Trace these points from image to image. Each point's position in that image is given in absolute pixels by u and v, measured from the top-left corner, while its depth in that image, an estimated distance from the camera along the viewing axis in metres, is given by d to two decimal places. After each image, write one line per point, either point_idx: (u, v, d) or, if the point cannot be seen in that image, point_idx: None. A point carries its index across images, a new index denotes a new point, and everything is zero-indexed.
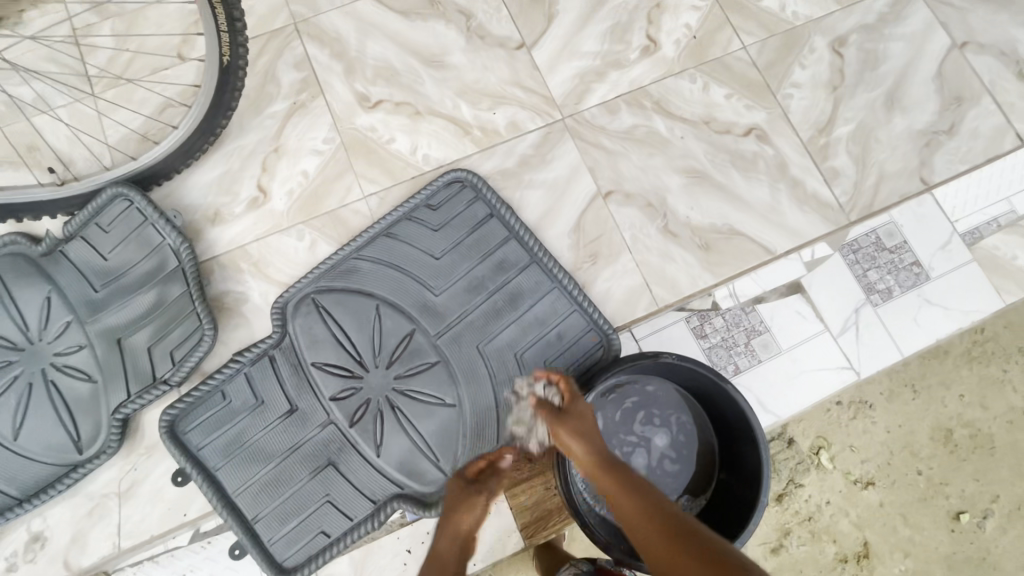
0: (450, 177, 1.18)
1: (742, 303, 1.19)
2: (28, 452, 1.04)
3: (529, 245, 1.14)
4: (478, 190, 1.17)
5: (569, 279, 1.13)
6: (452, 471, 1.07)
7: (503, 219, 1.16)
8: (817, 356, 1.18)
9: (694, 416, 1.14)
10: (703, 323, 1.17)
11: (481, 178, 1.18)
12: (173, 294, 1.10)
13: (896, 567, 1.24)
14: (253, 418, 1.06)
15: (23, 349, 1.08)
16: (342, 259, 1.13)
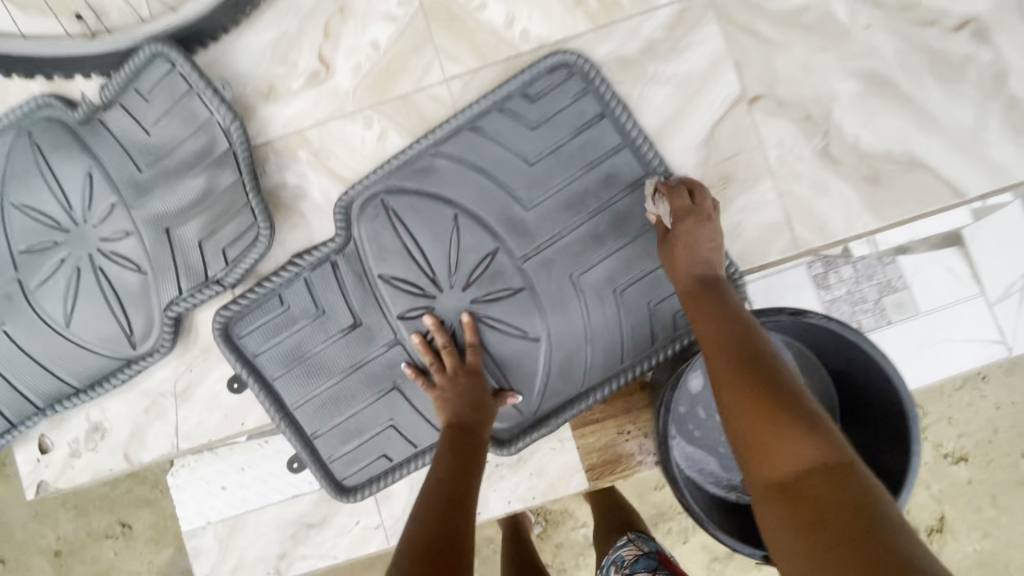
0: (555, 60, 0.92)
1: (881, 253, 0.95)
2: (81, 341, 0.97)
3: (647, 158, 0.91)
4: (590, 80, 0.92)
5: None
6: (530, 409, 0.97)
7: (618, 121, 0.92)
8: (960, 325, 0.95)
9: (816, 383, 0.97)
10: (829, 272, 0.94)
11: (594, 65, 0.93)
12: (224, 182, 0.95)
13: (967, 546, 1.17)
14: (313, 329, 0.95)
15: (68, 230, 0.98)
16: (417, 155, 0.94)
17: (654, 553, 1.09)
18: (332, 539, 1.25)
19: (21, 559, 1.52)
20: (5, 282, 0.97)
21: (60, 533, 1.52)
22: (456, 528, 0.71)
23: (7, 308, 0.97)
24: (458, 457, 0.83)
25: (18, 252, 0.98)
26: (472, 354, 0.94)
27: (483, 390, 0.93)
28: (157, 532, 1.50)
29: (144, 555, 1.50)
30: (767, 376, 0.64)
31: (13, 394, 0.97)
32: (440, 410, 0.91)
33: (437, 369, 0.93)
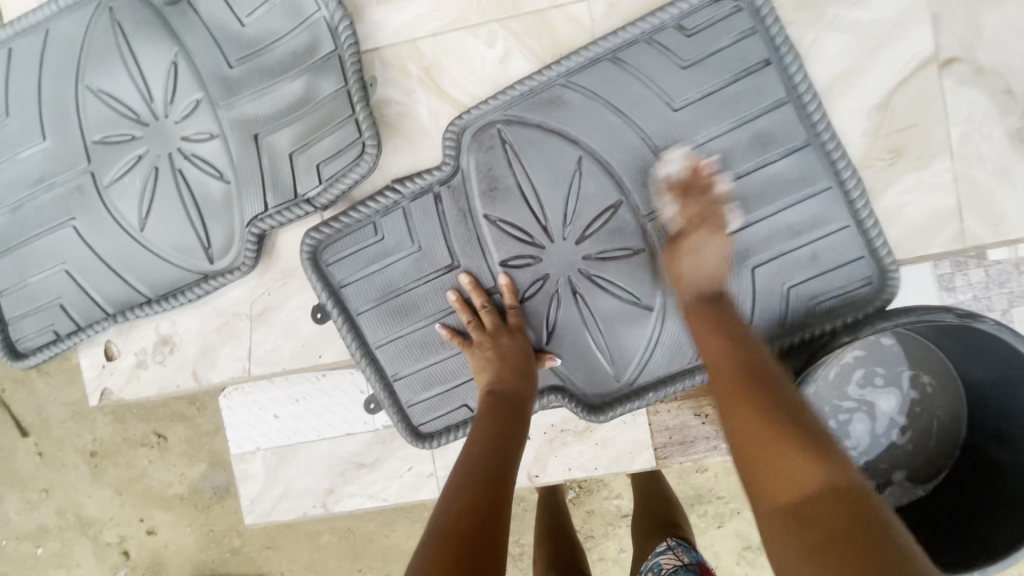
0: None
1: (1018, 259, 0.83)
2: (155, 249, 0.90)
3: (813, 119, 0.80)
4: (760, 19, 0.80)
5: (855, 180, 0.80)
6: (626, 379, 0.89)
7: (785, 71, 0.80)
8: None
9: (943, 393, 0.87)
10: (956, 272, 0.84)
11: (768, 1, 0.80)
12: (325, 91, 0.84)
13: None
14: (407, 266, 0.87)
15: (148, 125, 0.89)
16: (545, 84, 0.84)
17: (694, 566, 0.95)
18: (381, 482, 1.21)
19: (56, 455, 1.52)
20: (77, 174, 0.90)
21: (97, 434, 1.51)
22: (493, 508, 0.64)
23: (78, 203, 0.90)
24: (498, 428, 0.75)
25: (92, 143, 0.89)
26: (513, 315, 0.86)
27: (526, 353, 0.84)
28: (191, 447, 1.49)
29: (179, 467, 1.49)
30: (773, 407, 0.65)
31: (82, 296, 0.92)
32: (479, 373, 0.83)
33: (476, 329, 0.85)
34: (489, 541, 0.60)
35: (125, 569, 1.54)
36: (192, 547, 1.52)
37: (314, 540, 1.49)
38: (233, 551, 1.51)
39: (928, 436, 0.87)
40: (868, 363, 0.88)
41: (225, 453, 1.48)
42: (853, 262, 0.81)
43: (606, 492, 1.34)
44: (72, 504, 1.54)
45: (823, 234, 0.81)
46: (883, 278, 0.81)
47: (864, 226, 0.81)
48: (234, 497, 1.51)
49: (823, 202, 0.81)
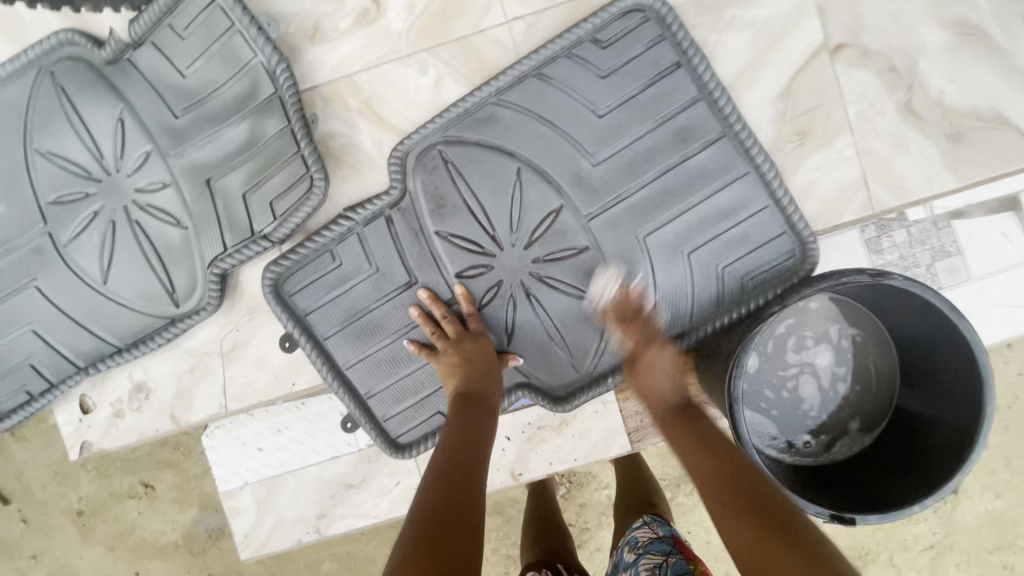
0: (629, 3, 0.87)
1: (935, 218, 0.91)
2: (120, 299, 0.92)
3: (723, 111, 0.87)
4: (666, 26, 0.87)
5: (768, 165, 0.88)
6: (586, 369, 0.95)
7: (694, 71, 0.87)
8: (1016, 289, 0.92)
9: (873, 344, 0.95)
10: (881, 235, 0.91)
11: (671, 9, 0.87)
12: (269, 131, 0.89)
13: (981, 506, 1.21)
14: (368, 287, 0.91)
15: (100, 181, 0.92)
16: (478, 103, 0.89)
17: (669, 537, 0.99)
18: (371, 500, 1.24)
19: (42, 519, 1.51)
20: (35, 236, 0.92)
21: (82, 492, 1.50)
22: (464, 500, 0.70)
23: (39, 264, 0.92)
24: (468, 427, 0.81)
25: (47, 204, 0.92)
26: (475, 322, 0.91)
27: (491, 355, 0.89)
28: (179, 492, 1.49)
29: (169, 515, 1.49)
30: (739, 491, 0.71)
31: (51, 353, 0.94)
32: (448, 379, 0.88)
33: (441, 339, 0.89)
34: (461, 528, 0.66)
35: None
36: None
37: (315, 569, 1.50)
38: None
39: (867, 386, 0.95)
40: (805, 326, 0.94)
41: (215, 494, 1.49)
42: (776, 238, 0.89)
43: (591, 482, 1.39)
44: (64, 566, 1.52)
45: (747, 215, 0.89)
46: (803, 250, 0.89)
47: (782, 204, 0.89)
48: (229, 537, 1.51)
49: (743, 187, 0.88)
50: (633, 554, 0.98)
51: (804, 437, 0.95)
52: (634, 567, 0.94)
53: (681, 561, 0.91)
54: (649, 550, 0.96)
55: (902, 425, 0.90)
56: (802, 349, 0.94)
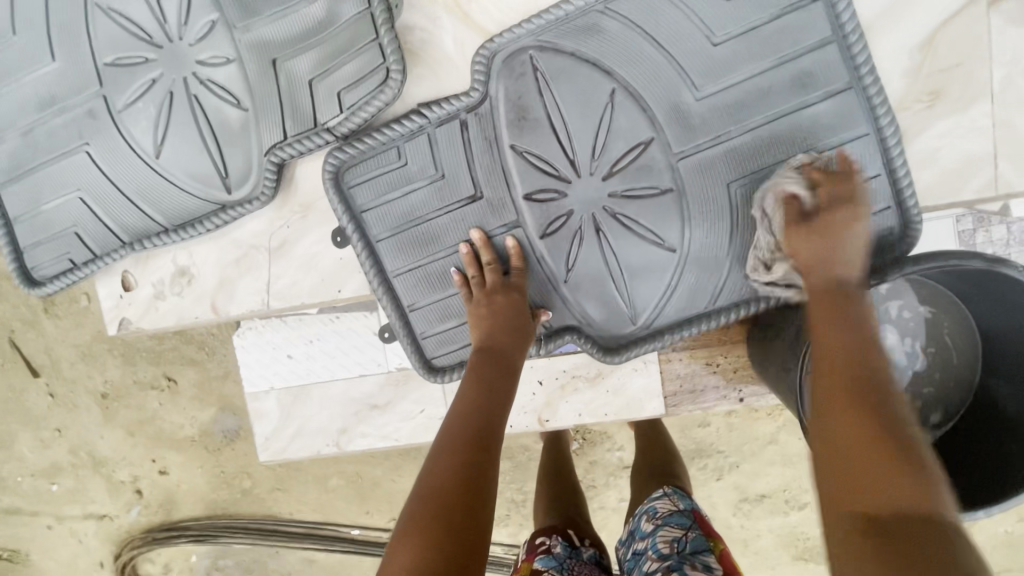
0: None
1: None
2: (170, 177, 0.88)
3: (856, 59, 0.78)
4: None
5: (893, 130, 0.79)
6: (643, 320, 0.89)
7: (832, 8, 0.78)
8: None
9: (947, 314, 0.88)
10: (978, 229, 0.84)
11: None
12: (345, 14, 0.80)
13: (1012, 527, 1.17)
14: (430, 194, 0.85)
15: (161, 48, 0.86)
16: (584, 9, 0.81)
17: (690, 511, 0.92)
18: (394, 423, 1.24)
19: (68, 395, 1.54)
20: (89, 98, 0.88)
21: (108, 376, 1.52)
22: (472, 467, 0.68)
23: (92, 128, 0.88)
24: (489, 386, 0.78)
25: (105, 65, 0.87)
26: (518, 277, 0.87)
27: (521, 313, 0.84)
28: (201, 390, 1.51)
29: (189, 410, 1.51)
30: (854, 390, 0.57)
31: (97, 224, 0.91)
32: (474, 329, 0.85)
33: (478, 285, 0.86)
34: (466, 502, 0.64)
35: (140, 506, 1.58)
36: (203, 487, 1.56)
37: (322, 483, 1.53)
38: (244, 491, 1.55)
39: (944, 371, 0.88)
40: (882, 313, 0.88)
41: (236, 396, 1.51)
42: (878, 212, 0.81)
43: (608, 442, 1.37)
44: (85, 443, 1.56)
45: (855, 181, 0.81)
46: (906, 228, 0.81)
47: (896, 176, 0.80)
48: (243, 441, 1.53)
49: (856, 149, 0.80)
50: (651, 523, 0.92)
51: None
52: (651, 540, 0.89)
53: (702, 537, 0.88)
54: (668, 522, 0.90)
55: (983, 420, 0.83)
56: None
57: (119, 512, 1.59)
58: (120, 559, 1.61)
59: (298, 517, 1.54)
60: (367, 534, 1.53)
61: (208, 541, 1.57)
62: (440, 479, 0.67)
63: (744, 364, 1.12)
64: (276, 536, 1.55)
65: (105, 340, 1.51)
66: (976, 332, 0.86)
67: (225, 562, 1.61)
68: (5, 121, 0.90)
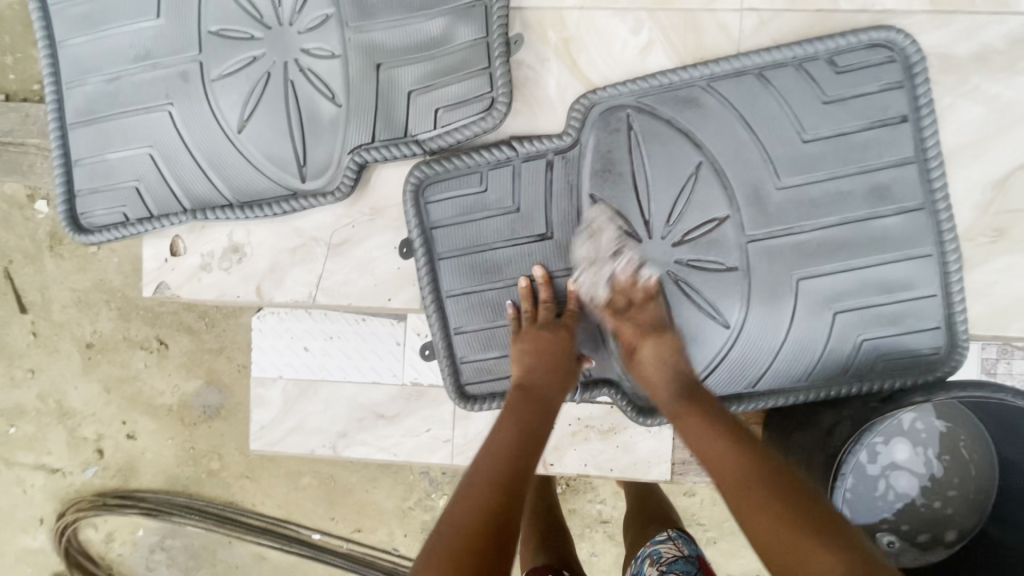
0: (880, 36, 0.81)
1: None
2: (247, 154, 0.88)
3: (933, 183, 0.81)
4: (910, 75, 0.81)
5: (955, 255, 0.82)
6: None
7: (919, 131, 0.81)
8: None
9: (963, 429, 0.89)
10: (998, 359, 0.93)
11: (923, 59, 0.81)
12: (462, 38, 0.83)
13: None
14: (502, 224, 0.86)
15: (270, 28, 0.86)
16: (687, 82, 0.84)
17: (695, 558, 0.93)
18: (396, 437, 1.20)
19: (51, 337, 1.46)
20: (185, 61, 0.88)
21: (98, 326, 1.45)
22: (501, 512, 0.64)
23: (180, 90, 0.88)
24: (524, 419, 0.75)
25: (208, 33, 0.87)
26: (572, 319, 0.86)
27: (568, 356, 0.84)
28: (193, 360, 1.45)
29: (173, 378, 1.44)
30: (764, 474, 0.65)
31: (161, 184, 0.89)
32: (517, 365, 0.84)
33: (530, 321, 0.85)
34: (497, 544, 0.61)
35: (96, 467, 1.47)
36: (169, 460, 1.47)
37: (293, 480, 1.45)
38: (210, 473, 1.46)
39: (960, 485, 0.88)
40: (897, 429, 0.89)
41: (227, 373, 1.44)
42: (928, 330, 0.83)
43: (590, 493, 1.35)
44: (55, 391, 1.47)
45: (911, 296, 0.83)
46: (951, 351, 0.84)
47: (950, 300, 0.83)
48: (222, 421, 1.46)
49: (918, 266, 0.82)
50: (654, 568, 0.92)
51: (888, 536, 0.88)
52: None
53: None
54: (672, 569, 0.90)
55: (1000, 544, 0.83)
56: (879, 458, 0.88)
57: (73, 469, 1.48)
58: (63, 519, 1.47)
59: (260, 511, 1.45)
60: (327, 541, 1.43)
61: (158, 517, 1.45)
62: (470, 518, 0.63)
63: None
64: (230, 526, 1.44)
65: (106, 291, 1.45)
66: (992, 450, 0.87)
67: (170, 542, 1.50)
68: (94, 64, 0.90)
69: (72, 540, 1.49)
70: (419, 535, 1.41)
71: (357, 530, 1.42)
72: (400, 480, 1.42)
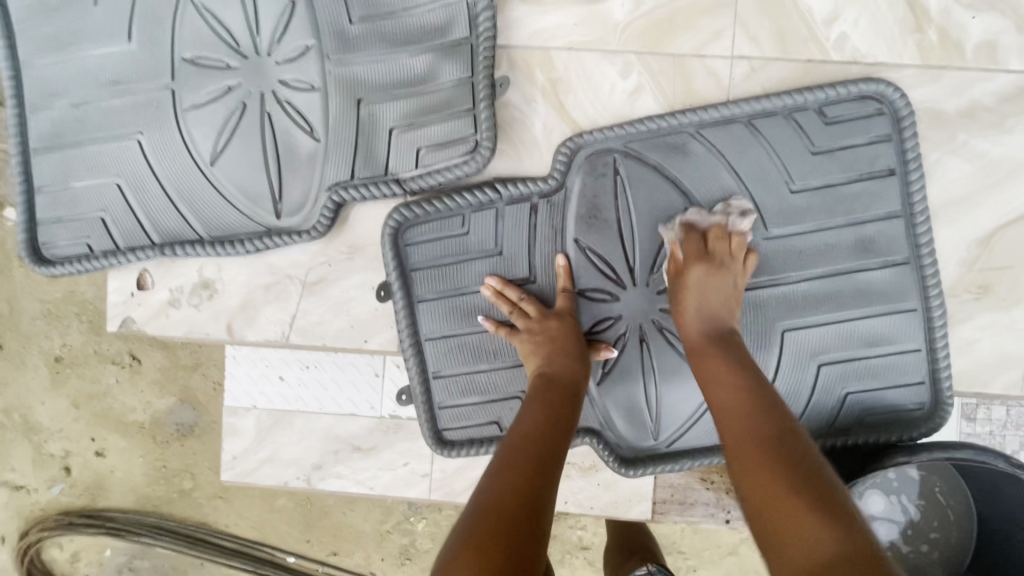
0: (870, 88, 0.79)
1: None
2: (219, 188, 0.84)
3: (919, 238, 0.80)
4: (899, 128, 0.79)
5: (940, 311, 0.81)
6: (664, 441, 0.87)
7: (906, 185, 0.80)
8: None
9: (937, 473, 0.87)
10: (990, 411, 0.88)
11: (912, 112, 0.80)
12: (446, 77, 0.80)
13: None
14: (484, 267, 0.83)
15: (246, 58, 0.83)
16: (675, 128, 0.82)
17: None
18: (372, 470, 1.02)
19: (18, 349, 1.22)
20: (157, 88, 0.84)
21: (67, 339, 1.22)
22: (534, 493, 0.58)
23: (151, 119, 0.84)
24: (549, 406, 0.71)
25: (182, 60, 0.84)
26: (563, 300, 0.82)
27: (576, 337, 0.79)
28: (166, 376, 1.21)
29: (145, 395, 1.21)
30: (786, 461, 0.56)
31: (129, 216, 0.86)
32: (532, 358, 0.78)
33: (521, 319, 0.80)
34: (525, 514, 0.55)
35: (64, 485, 1.24)
36: (139, 477, 1.23)
37: (267, 502, 1.23)
38: (182, 492, 1.23)
39: (942, 530, 0.86)
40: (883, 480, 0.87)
41: (202, 390, 1.21)
42: (912, 384, 0.82)
43: (570, 517, 1.20)
44: (20, 404, 1.24)
45: (896, 350, 0.81)
46: (935, 406, 0.83)
47: (935, 354, 0.82)
48: (197, 439, 1.23)
49: (904, 320, 0.81)
50: None
51: None
52: None
53: None
54: None
55: None
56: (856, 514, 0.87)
57: (38, 487, 1.25)
58: (26, 538, 1.25)
59: (232, 533, 1.23)
60: (302, 565, 1.23)
61: (125, 538, 1.23)
62: (500, 494, 0.57)
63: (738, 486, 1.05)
64: (197, 549, 1.22)
65: (76, 303, 1.21)
66: (968, 494, 0.85)
67: (139, 564, 1.28)
68: (61, 86, 0.86)
69: (35, 559, 1.27)
70: (397, 561, 1.21)
71: (333, 554, 1.22)
72: (381, 508, 1.21)
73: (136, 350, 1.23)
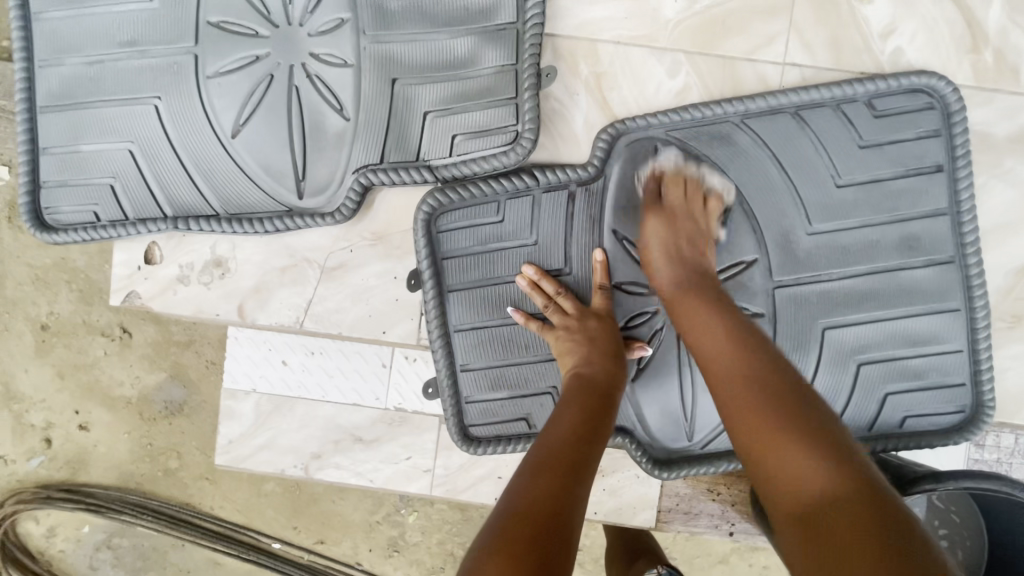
0: (921, 81, 0.77)
1: None
2: (240, 163, 0.80)
3: (966, 237, 0.77)
4: (949, 123, 0.77)
5: (983, 311, 0.78)
6: (696, 442, 0.85)
7: (954, 183, 0.77)
8: None
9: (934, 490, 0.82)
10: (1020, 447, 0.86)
11: (962, 107, 0.77)
12: (488, 63, 0.77)
13: None
14: (518, 258, 0.80)
15: (277, 27, 0.78)
16: (719, 118, 0.79)
17: None
18: (373, 463, 0.94)
19: (1, 315, 1.15)
20: (177, 52, 0.79)
21: (55, 308, 1.15)
22: (567, 498, 0.55)
23: (170, 84, 0.79)
24: (584, 410, 0.67)
25: (207, 24, 0.79)
26: (598, 297, 0.79)
27: (611, 336, 0.76)
28: (158, 352, 1.15)
29: (134, 370, 1.14)
30: (796, 428, 0.54)
31: (140, 185, 0.81)
32: (565, 356, 0.75)
33: (554, 314, 0.77)
34: (557, 518, 0.53)
35: (43, 458, 1.19)
36: (123, 455, 1.18)
37: (255, 485, 1.17)
38: (167, 472, 1.18)
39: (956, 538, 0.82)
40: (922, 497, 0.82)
41: (193, 368, 1.15)
42: (944, 405, 0.80)
43: None
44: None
45: (937, 350, 0.79)
46: (977, 410, 0.80)
47: (976, 354, 0.79)
48: (185, 419, 1.16)
49: (945, 322, 0.78)
50: None
51: None
52: None
53: None
54: None
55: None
56: None
57: (15, 459, 1.19)
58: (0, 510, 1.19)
59: (217, 518, 1.18)
60: (287, 552, 1.18)
61: (104, 515, 1.17)
62: (533, 496, 0.55)
63: (744, 498, 1.03)
64: (178, 531, 1.17)
65: (66, 271, 1.14)
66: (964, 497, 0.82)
67: (117, 542, 1.23)
68: (73, 43, 0.80)
69: (8, 533, 1.21)
70: (385, 552, 1.17)
71: (319, 542, 1.17)
72: (374, 501, 1.16)
73: (127, 322, 1.16)
